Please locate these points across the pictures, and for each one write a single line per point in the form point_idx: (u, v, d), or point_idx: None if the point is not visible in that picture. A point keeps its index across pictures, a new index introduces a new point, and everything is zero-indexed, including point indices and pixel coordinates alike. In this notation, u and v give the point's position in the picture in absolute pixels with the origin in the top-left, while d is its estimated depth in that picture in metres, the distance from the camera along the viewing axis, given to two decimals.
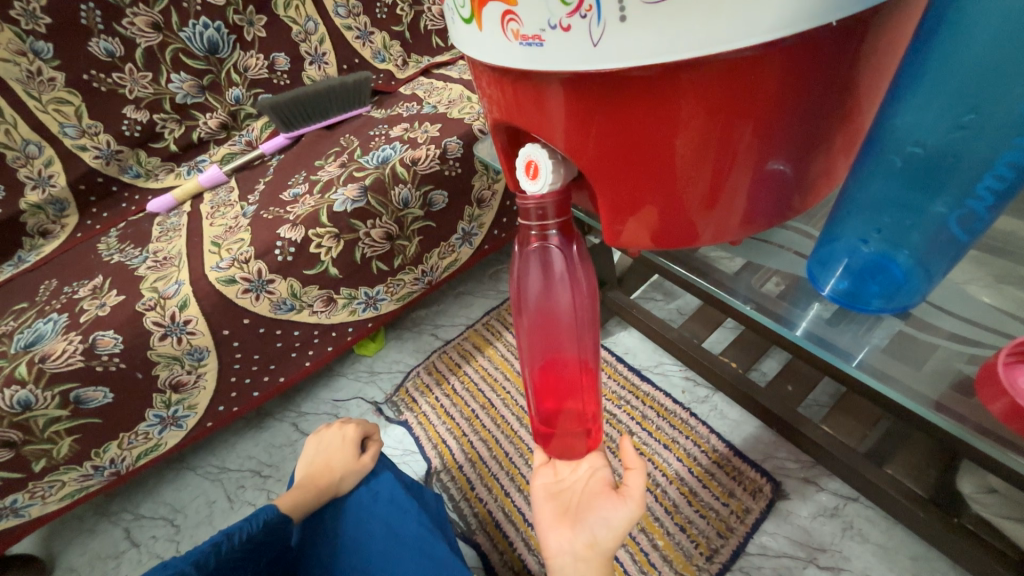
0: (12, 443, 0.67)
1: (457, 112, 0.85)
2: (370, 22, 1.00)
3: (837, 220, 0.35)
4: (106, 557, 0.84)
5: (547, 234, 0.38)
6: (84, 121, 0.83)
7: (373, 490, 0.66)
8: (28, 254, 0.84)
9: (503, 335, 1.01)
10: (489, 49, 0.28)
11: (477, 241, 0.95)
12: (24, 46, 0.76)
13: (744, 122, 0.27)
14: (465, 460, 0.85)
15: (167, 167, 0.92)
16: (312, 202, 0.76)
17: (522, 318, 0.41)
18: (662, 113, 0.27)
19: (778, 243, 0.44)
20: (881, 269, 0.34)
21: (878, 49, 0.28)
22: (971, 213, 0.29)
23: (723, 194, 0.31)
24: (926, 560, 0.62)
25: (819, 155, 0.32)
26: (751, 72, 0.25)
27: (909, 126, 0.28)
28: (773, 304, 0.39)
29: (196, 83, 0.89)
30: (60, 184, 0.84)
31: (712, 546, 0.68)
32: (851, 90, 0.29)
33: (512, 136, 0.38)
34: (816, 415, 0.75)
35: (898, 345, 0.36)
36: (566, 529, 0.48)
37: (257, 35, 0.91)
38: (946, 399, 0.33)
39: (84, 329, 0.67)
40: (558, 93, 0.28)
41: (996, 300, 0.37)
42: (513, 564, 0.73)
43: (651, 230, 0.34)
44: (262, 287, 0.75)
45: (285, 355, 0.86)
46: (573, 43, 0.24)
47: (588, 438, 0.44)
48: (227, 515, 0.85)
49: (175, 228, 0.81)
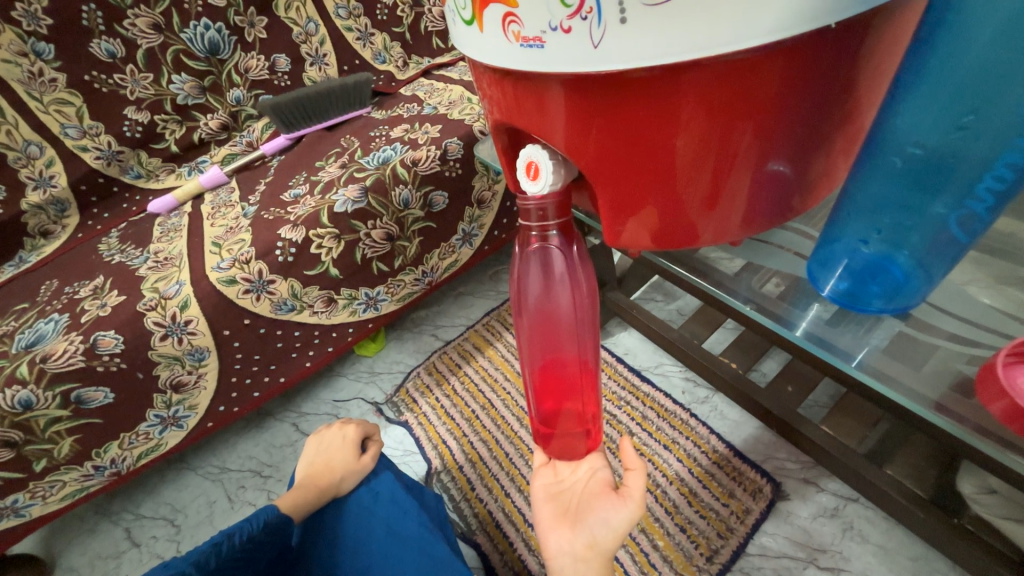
0: (13, 443, 0.67)
1: (458, 113, 0.85)
2: (371, 23, 1.01)
3: (837, 221, 0.36)
4: (107, 557, 0.84)
5: (547, 234, 0.38)
6: (85, 121, 0.83)
7: (373, 491, 0.66)
8: (29, 254, 0.84)
9: (503, 335, 1.01)
10: (490, 50, 0.28)
11: (477, 241, 0.95)
12: (25, 47, 0.76)
13: (745, 123, 0.27)
14: (465, 461, 0.85)
15: (168, 167, 0.92)
16: (312, 203, 0.76)
17: (522, 318, 0.41)
18: (663, 114, 0.27)
19: (778, 244, 0.44)
20: (880, 269, 0.34)
21: (878, 50, 0.28)
22: (971, 213, 0.29)
23: (723, 195, 0.31)
24: (926, 561, 0.62)
25: (819, 156, 0.32)
26: (750, 73, 0.25)
27: (909, 127, 0.28)
28: (773, 305, 0.39)
29: (197, 84, 0.89)
30: (61, 184, 0.84)
31: (712, 546, 0.68)
32: (851, 91, 0.29)
33: (512, 137, 0.38)
34: (816, 416, 0.75)
35: (898, 346, 0.36)
36: (566, 530, 0.48)
37: (258, 36, 0.92)
38: (945, 400, 0.33)
39: (85, 330, 0.67)
40: (559, 94, 0.28)
41: (996, 301, 0.37)
42: (513, 565, 0.73)
43: (651, 231, 0.34)
44: (262, 288, 0.75)
45: (285, 356, 0.86)
46: (573, 44, 0.24)
47: (588, 438, 0.44)
48: (228, 516, 0.86)
49: (175, 229, 0.81)
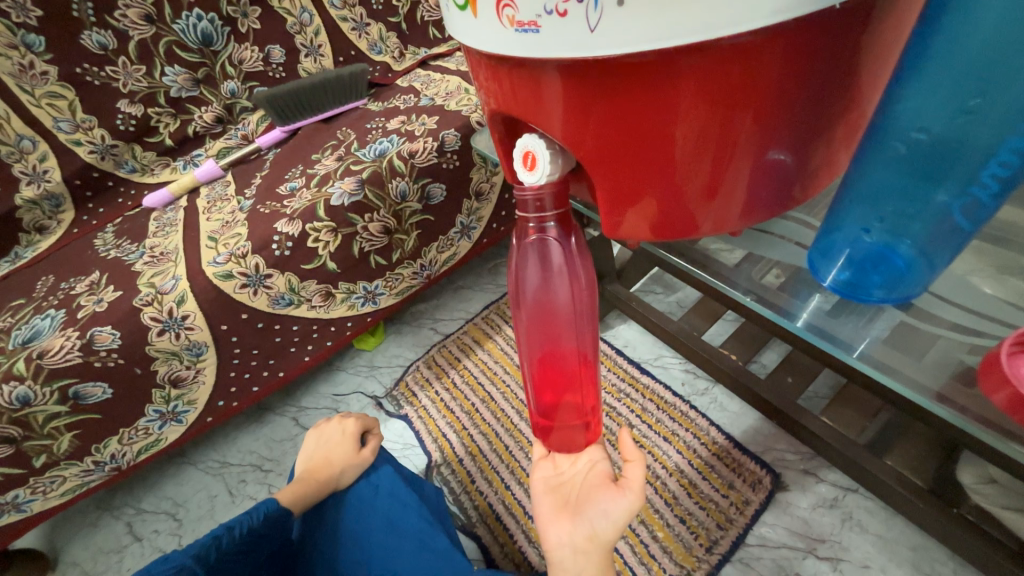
0: (12, 439, 0.66)
1: (455, 104, 0.84)
2: (366, 13, 0.99)
3: (838, 210, 0.35)
4: (108, 552, 0.85)
5: (545, 226, 0.38)
6: (79, 115, 0.82)
7: (373, 484, 0.66)
8: (25, 250, 0.84)
9: (503, 328, 1.00)
10: (486, 36, 0.28)
11: (476, 234, 0.95)
12: (15, 39, 0.75)
13: (744, 111, 0.27)
14: (465, 454, 0.85)
15: (163, 162, 0.91)
16: (309, 196, 0.75)
17: (520, 311, 0.41)
18: (662, 102, 0.26)
19: (778, 233, 0.44)
20: (882, 258, 0.34)
21: (881, 34, 0.27)
22: (975, 201, 0.28)
23: (723, 185, 0.30)
24: (925, 551, 0.62)
25: (820, 145, 0.31)
26: (751, 60, 0.24)
27: (913, 114, 0.28)
28: (774, 296, 0.39)
29: (190, 76, 0.88)
30: (55, 179, 0.84)
31: (712, 537, 0.68)
32: (853, 78, 0.29)
33: (510, 126, 0.37)
34: (816, 407, 0.75)
35: (899, 336, 0.36)
36: (566, 523, 0.48)
37: (251, 27, 0.90)
38: (947, 391, 0.33)
39: (82, 325, 0.67)
40: (556, 82, 0.27)
41: (998, 291, 0.37)
42: (513, 557, 0.73)
43: (650, 222, 0.33)
44: (260, 282, 0.75)
45: (284, 350, 0.85)
46: (569, 28, 0.24)
47: (587, 432, 0.44)
48: (228, 510, 0.86)
49: (172, 224, 0.80)
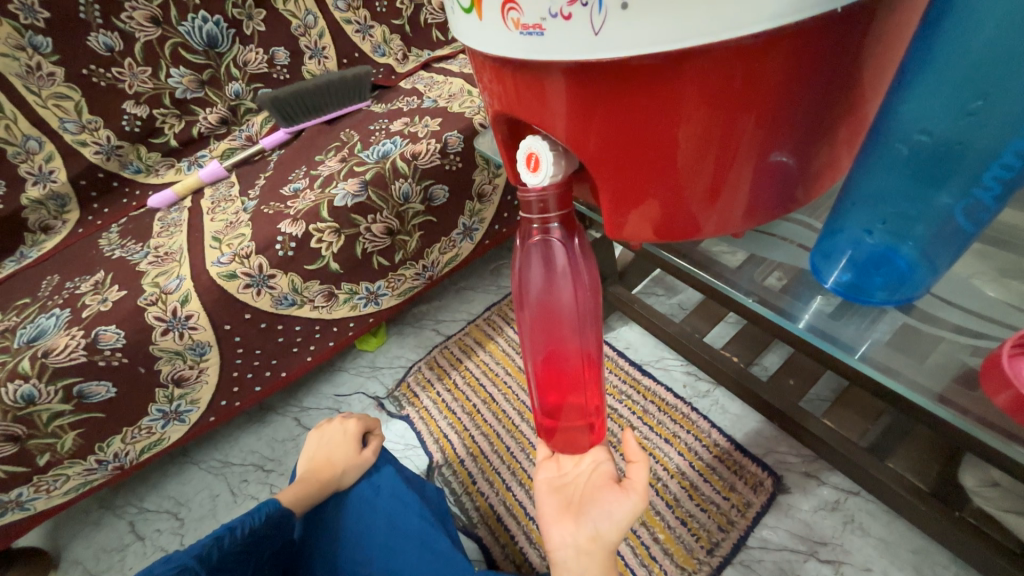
0: (16, 438, 0.67)
1: (458, 106, 0.85)
2: (370, 16, 0.99)
3: (840, 211, 0.35)
4: (111, 550, 0.85)
5: (549, 227, 0.38)
6: (84, 116, 0.83)
7: (374, 484, 0.67)
8: (29, 250, 0.84)
9: (504, 330, 1.00)
10: (490, 38, 0.28)
11: (477, 236, 0.95)
12: (23, 41, 0.76)
13: (747, 114, 0.27)
14: (466, 454, 0.85)
15: (168, 162, 0.92)
16: (312, 197, 0.76)
17: (523, 311, 0.41)
18: (664, 104, 0.26)
19: (780, 235, 0.44)
20: (885, 260, 0.34)
21: (883, 39, 0.28)
22: (977, 202, 0.29)
23: (725, 187, 0.31)
24: (926, 554, 0.62)
25: (821, 147, 0.31)
26: (755, 61, 0.25)
27: (914, 117, 0.28)
28: (776, 298, 0.39)
29: (196, 78, 0.88)
30: (61, 179, 0.84)
31: (714, 539, 0.68)
32: (855, 82, 0.29)
33: (513, 128, 0.37)
34: (817, 409, 0.75)
35: (901, 338, 0.36)
36: (569, 523, 0.48)
37: (256, 29, 0.91)
38: (948, 392, 0.33)
39: (86, 325, 0.67)
40: (559, 83, 0.27)
41: (1002, 294, 0.37)
42: (514, 558, 0.73)
43: (653, 223, 0.34)
44: (262, 282, 0.75)
45: (286, 350, 0.86)
46: (574, 31, 0.24)
47: (591, 432, 0.44)
48: (230, 509, 0.86)
49: (175, 224, 0.80)
